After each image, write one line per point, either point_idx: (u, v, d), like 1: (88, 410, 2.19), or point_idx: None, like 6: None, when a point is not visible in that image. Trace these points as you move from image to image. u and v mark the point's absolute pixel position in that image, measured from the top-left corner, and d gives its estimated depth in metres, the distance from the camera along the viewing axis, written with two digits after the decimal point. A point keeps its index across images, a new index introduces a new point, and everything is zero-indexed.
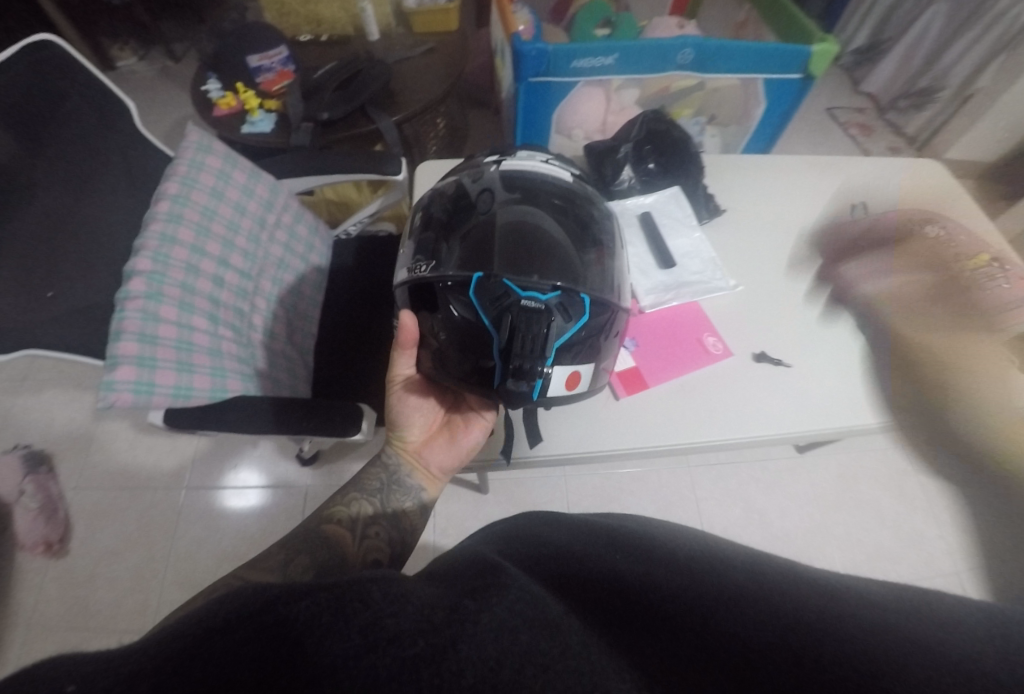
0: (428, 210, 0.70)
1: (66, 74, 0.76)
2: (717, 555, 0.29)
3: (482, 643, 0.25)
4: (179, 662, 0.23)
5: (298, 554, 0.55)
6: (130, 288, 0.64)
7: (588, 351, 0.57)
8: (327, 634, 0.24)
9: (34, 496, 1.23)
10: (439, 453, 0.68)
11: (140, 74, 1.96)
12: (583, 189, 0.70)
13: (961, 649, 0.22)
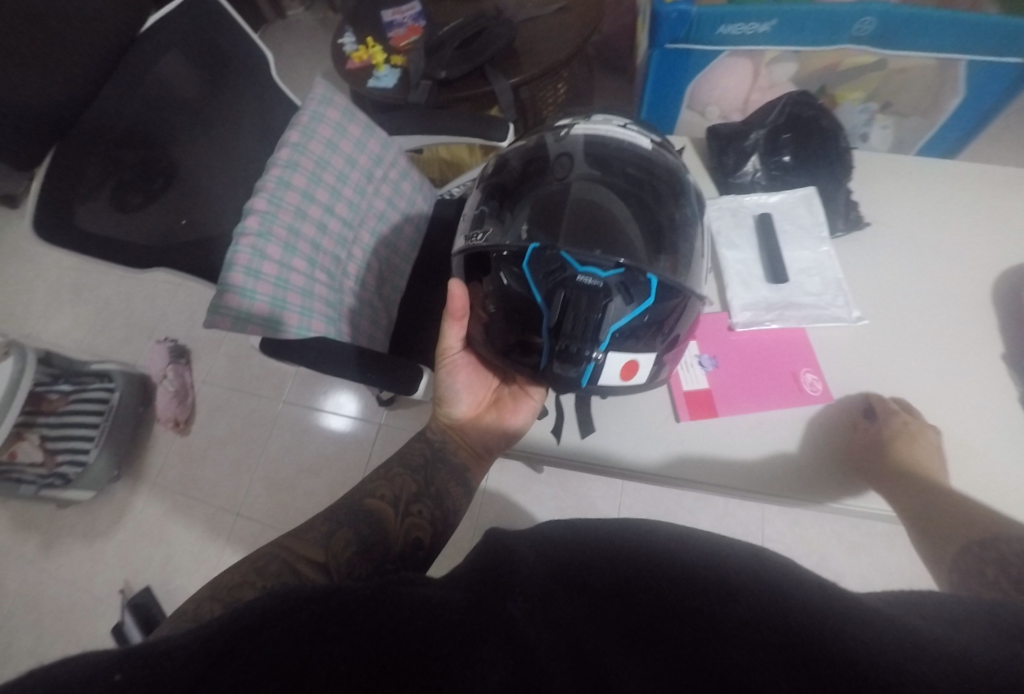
0: (495, 169, 0.67)
1: (223, 22, 0.84)
2: (735, 575, 0.29)
3: (512, 633, 0.29)
4: (219, 647, 0.25)
5: (340, 526, 0.52)
6: (246, 225, 0.71)
7: (648, 338, 0.53)
8: (370, 624, 0.28)
9: (173, 382, 1.47)
10: (486, 431, 0.67)
11: (304, 22, 2.11)
12: (665, 161, 0.64)
13: (947, 655, 0.25)
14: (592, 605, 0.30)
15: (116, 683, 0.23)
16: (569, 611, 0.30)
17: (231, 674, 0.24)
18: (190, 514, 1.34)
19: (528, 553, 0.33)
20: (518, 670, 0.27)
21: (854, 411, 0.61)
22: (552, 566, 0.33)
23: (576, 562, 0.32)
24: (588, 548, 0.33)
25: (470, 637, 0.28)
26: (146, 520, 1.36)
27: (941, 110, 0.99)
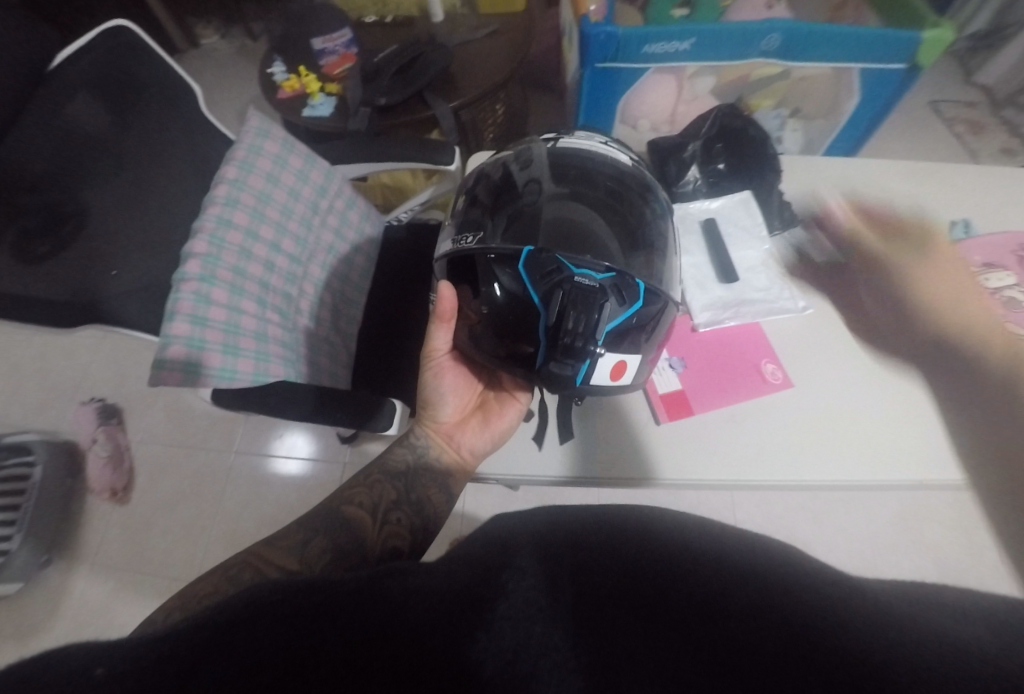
0: (472, 188, 0.68)
1: (141, 56, 0.79)
2: (729, 552, 0.27)
3: (501, 633, 0.26)
4: (208, 646, 0.24)
5: (316, 535, 0.52)
6: (186, 269, 0.66)
7: (635, 340, 0.54)
8: (359, 610, 0.27)
9: (105, 446, 1.34)
10: (472, 435, 0.66)
11: (220, 51, 2.03)
12: (639, 173, 0.67)
13: (962, 640, 0.22)
14: (585, 592, 0.28)
15: (98, 677, 0.23)
16: (566, 601, 0.28)
17: (214, 671, 0.24)
18: (138, 587, 1.22)
19: (525, 544, 0.31)
20: (506, 670, 0.25)
21: (814, 395, 0.64)
22: (549, 556, 0.30)
23: (575, 548, 0.30)
24: (594, 532, 0.30)
25: (458, 631, 0.26)
26: (86, 601, 1.22)
27: (841, 112, 1.09)
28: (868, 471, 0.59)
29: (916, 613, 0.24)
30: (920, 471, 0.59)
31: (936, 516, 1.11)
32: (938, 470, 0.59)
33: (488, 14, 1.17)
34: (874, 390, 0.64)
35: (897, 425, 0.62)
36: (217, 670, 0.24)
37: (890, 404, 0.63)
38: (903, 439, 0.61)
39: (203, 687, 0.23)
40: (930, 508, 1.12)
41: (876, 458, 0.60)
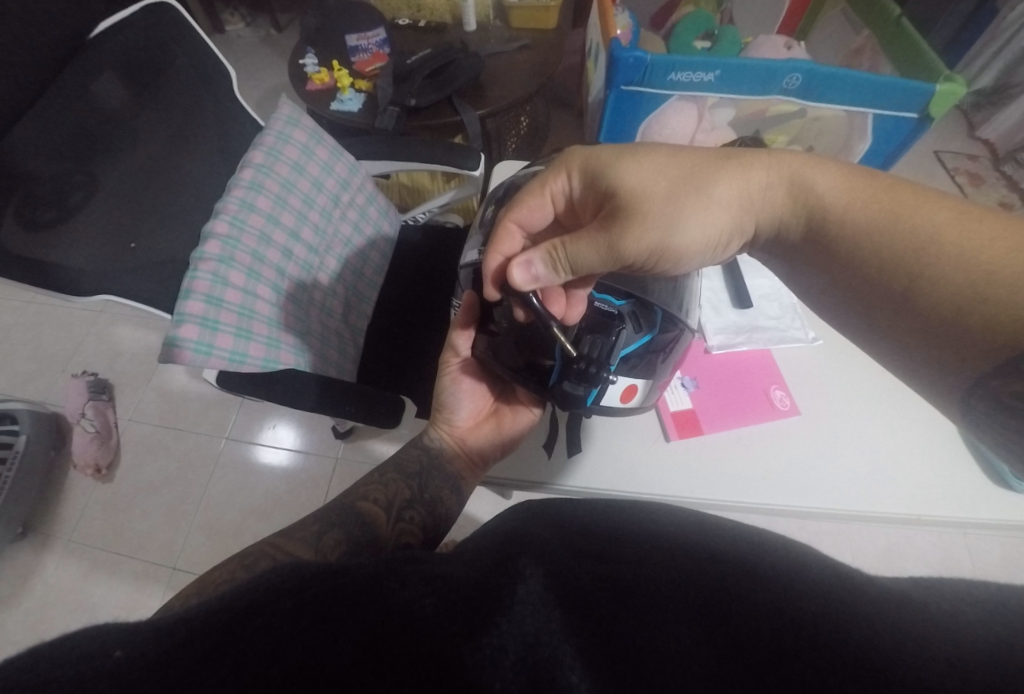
0: (502, 202, 0.75)
1: (179, 34, 0.80)
2: (731, 549, 0.25)
3: (520, 619, 0.25)
4: (216, 636, 0.22)
5: (332, 528, 0.53)
6: (205, 249, 0.66)
7: (646, 368, 0.60)
8: (369, 603, 0.25)
9: (93, 421, 1.31)
10: (484, 439, 0.70)
11: (244, 39, 2.04)
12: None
13: (977, 644, 0.20)
14: (603, 582, 0.26)
15: (117, 661, 0.21)
16: (583, 590, 0.26)
17: (237, 658, 0.22)
18: (112, 570, 1.19)
19: (545, 535, 0.29)
20: (526, 654, 0.25)
21: (818, 425, 0.66)
22: (566, 542, 0.28)
23: (589, 538, 0.28)
24: (603, 524, 0.29)
25: (473, 621, 0.25)
26: (58, 578, 1.19)
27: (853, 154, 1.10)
28: (869, 501, 0.60)
29: (927, 603, 0.22)
30: (919, 506, 0.60)
31: (919, 556, 1.12)
32: (933, 506, 0.60)
33: (520, 29, 1.20)
34: (878, 423, 0.66)
35: (899, 460, 0.63)
36: (234, 658, 0.22)
37: (893, 438, 0.64)
38: (904, 474, 0.62)
39: (226, 672, 0.22)
40: (914, 547, 1.13)
41: (875, 487, 0.61)
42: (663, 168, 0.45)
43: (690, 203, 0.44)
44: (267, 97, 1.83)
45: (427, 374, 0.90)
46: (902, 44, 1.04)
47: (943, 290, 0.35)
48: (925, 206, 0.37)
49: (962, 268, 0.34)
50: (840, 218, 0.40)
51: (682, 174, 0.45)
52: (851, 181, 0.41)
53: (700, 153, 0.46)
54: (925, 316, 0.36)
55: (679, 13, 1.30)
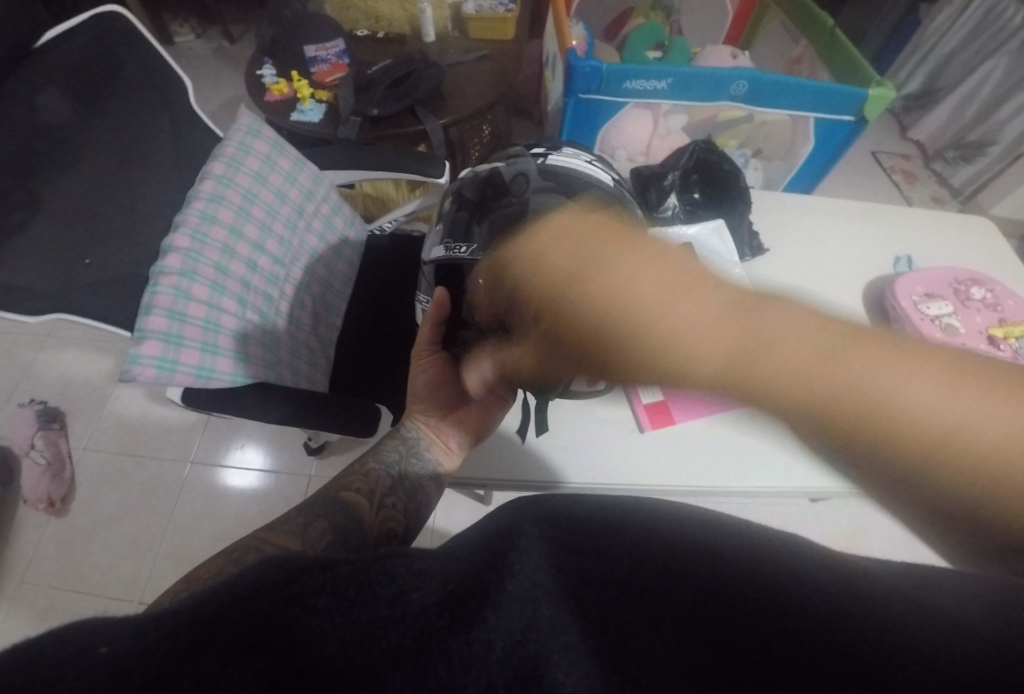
0: (460, 191, 0.77)
1: (129, 44, 0.78)
2: (728, 547, 0.25)
3: (508, 612, 0.23)
4: (204, 630, 0.22)
5: (316, 519, 0.53)
6: (165, 263, 0.64)
7: None
8: (360, 602, 0.23)
9: (44, 451, 1.24)
10: (461, 427, 0.67)
11: (195, 50, 1.99)
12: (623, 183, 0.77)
13: (954, 643, 0.21)
14: (597, 583, 0.25)
15: (103, 657, 0.21)
16: (574, 590, 0.25)
17: (221, 649, 0.22)
18: (71, 610, 1.12)
19: (527, 532, 0.27)
20: (513, 650, 0.23)
21: None
22: (555, 537, 0.27)
23: (585, 535, 0.27)
24: (610, 520, 0.28)
25: (456, 629, 0.23)
26: (11, 624, 1.11)
27: (797, 155, 1.17)
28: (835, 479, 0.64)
29: (925, 608, 0.22)
30: None
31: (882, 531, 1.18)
32: None
33: (478, 40, 1.23)
34: None
35: None
36: (224, 650, 0.21)
37: None
38: None
39: (212, 665, 0.21)
40: (879, 523, 1.19)
41: None
42: (594, 303, 0.37)
43: (623, 348, 0.35)
44: (221, 110, 1.79)
45: (404, 380, 0.90)
46: (835, 53, 1.12)
47: (910, 448, 0.29)
48: (896, 369, 0.30)
49: (932, 432, 0.29)
50: (808, 365, 0.32)
51: (608, 313, 0.36)
52: (816, 329, 0.33)
53: (636, 282, 0.36)
54: (886, 461, 0.30)
55: (629, 25, 1.36)
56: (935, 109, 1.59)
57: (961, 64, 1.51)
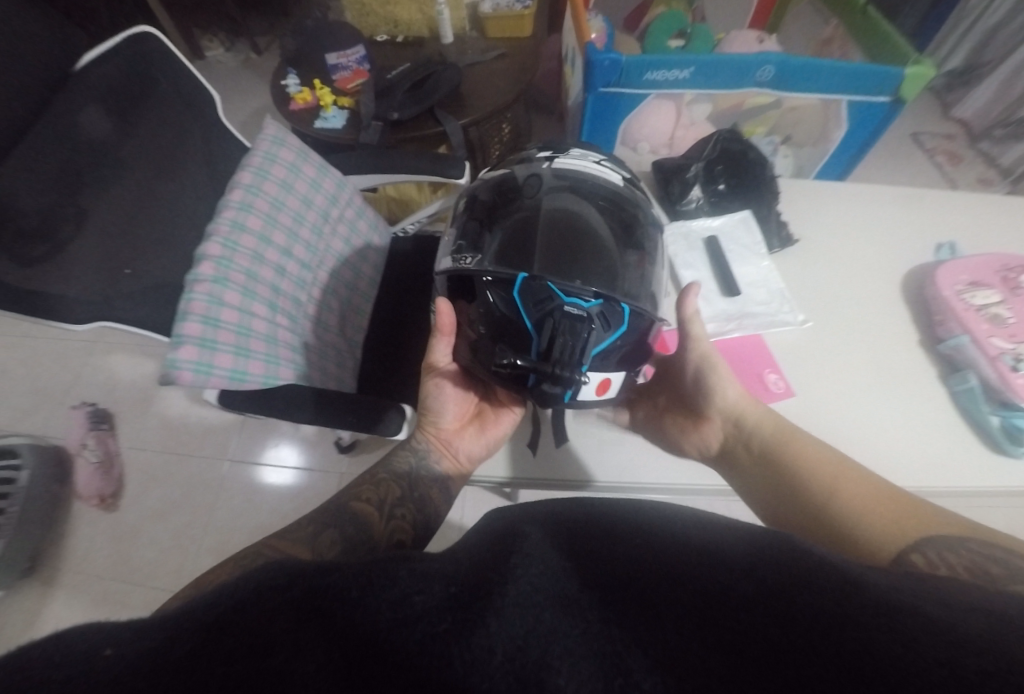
0: (472, 198, 0.74)
1: (163, 62, 0.82)
2: (732, 550, 0.27)
3: (509, 620, 0.24)
4: (209, 633, 0.23)
5: (327, 527, 0.54)
6: (199, 271, 0.66)
7: (615, 362, 0.57)
8: (362, 602, 0.24)
9: (94, 451, 1.31)
10: (470, 441, 0.69)
11: (225, 64, 2.06)
12: (636, 177, 0.75)
13: (952, 634, 0.22)
14: (596, 585, 0.26)
15: (107, 659, 0.22)
16: (572, 592, 0.26)
17: (227, 650, 0.22)
18: (122, 599, 1.18)
19: (532, 538, 0.29)
20: (514, 656, 0.23)
21: (813, 408, 0.66)
22: (558, 543, 0.29)
23: (587, 540, 0.29)
24: (622, 526, 0.29)
25: (456, 630, 0.24)
26: (68, 613, 1.19)
27: (829, 140, 1.12)
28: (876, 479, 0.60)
29: (925, 610, 0.24)
30: (928, 481, 0.60)
31: None
32: (941, 479, 0.61)
33: (496, 39, 1.22)
34: (878, 404, 0.66)
35: (905, 434, 0.64)
36: (227, 653, 0.22)
37: (897, 417, 0.65)
38: (908, 448, 0.63)
39: (215, 667, 0.22)
40: None
41: (877, 464, 0.61)
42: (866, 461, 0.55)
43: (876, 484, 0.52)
44: (250, 120, 1.85)
45: None
46: (869, 32, 1.07)
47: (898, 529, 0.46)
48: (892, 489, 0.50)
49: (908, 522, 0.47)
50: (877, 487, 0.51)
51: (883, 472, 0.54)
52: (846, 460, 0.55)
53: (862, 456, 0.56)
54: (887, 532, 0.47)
55: (650, 14, 1.34)
56: (981, 85, 1.50)
57: (1009, 36, 1.42)
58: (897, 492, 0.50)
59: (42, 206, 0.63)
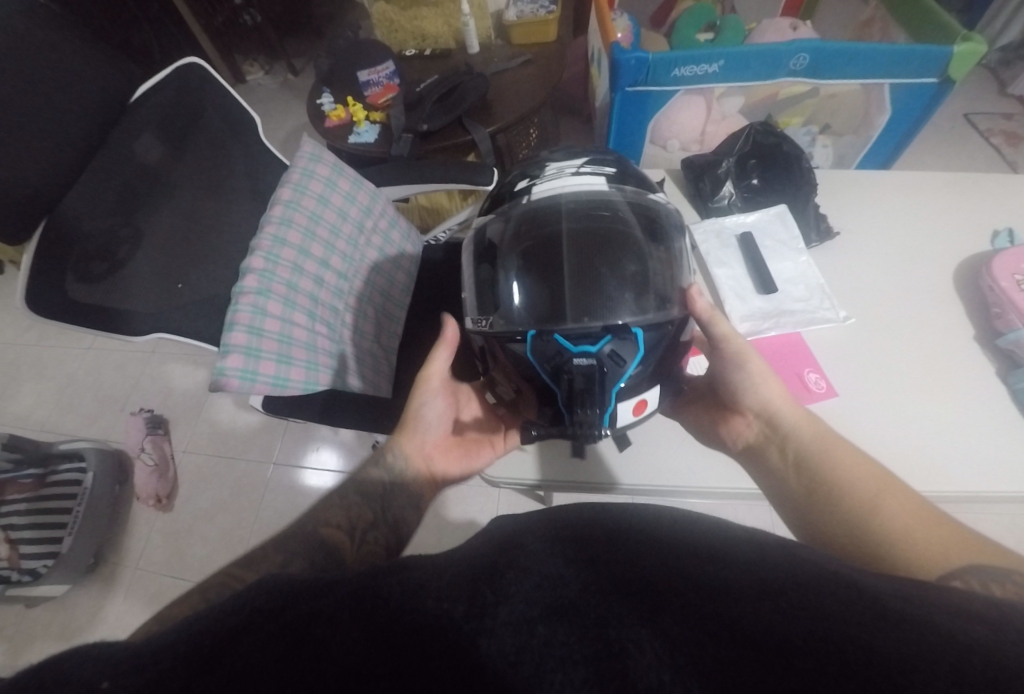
0: (475, 244, 0.70)
1: (210, 88, 0.86)
2: (721, 559, 0.28)
3: (501, 638, 0.26)
4: (202, 663, 0.23)
5: (292, 557, 0.48)
6: (244, 284, 0.70)
7: (646, 381, 0.55)
8: (368, 609, 0.26)
9: (151, 454, 1.40)
10: (448, 462, 0.69)
11: (265, 86, 2.16)
12: (624, 172, 0.71)
13: (942, 647, 0.22)
14: (601, 589, 0.27)
15: (103, 691, 0.22)
16: (575, 594, 0.27)
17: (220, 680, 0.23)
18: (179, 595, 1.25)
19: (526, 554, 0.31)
20: (506, 673, 0.24)
21: (855, 407, 0.63)
22: (560, 553, 0.30)
23: (585, 550, 0.30)
24: (621, 537, 0.30)
25: (448, 645, 0.25)
26: (131, 606, 1.27)
27: (872, 127, 1.08)
28: (930, 481, 0.57)
29: (929, 619, 0.24)
30: (987, 484, 0.57)
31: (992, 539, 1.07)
32: (1001, 481, 0.57)
33: (521, 45, 1.24)
34: (925, 400, 0.63)
35: (960, 434, 0.60)
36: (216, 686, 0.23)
37: (948, 416, 0.61)
38: (967, 451, 0.59)
39: None
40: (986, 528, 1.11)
41: (928, 467, 0.58)
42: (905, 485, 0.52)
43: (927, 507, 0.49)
44: (289, 138, 1.94)
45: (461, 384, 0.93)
46: (913, 11, 1.02)
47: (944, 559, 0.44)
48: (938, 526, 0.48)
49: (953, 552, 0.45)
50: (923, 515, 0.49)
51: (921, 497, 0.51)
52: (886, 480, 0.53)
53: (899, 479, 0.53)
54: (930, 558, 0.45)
55: (678, 10, 1.32)
56: None
57: None
58: (935, 517, 0.48)
59: (103, 229, 0.69)
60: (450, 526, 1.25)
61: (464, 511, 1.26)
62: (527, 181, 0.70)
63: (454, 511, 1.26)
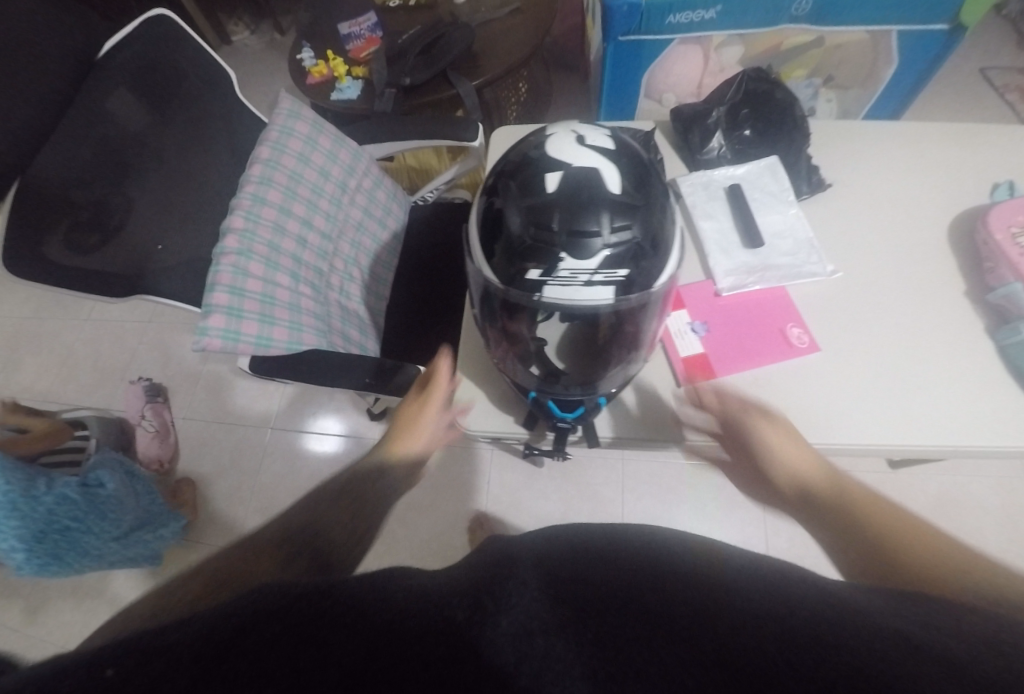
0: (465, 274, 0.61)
1: (180, 42, 0.84)
2: (729, 579, 0.27)
3: (501, 647, 0.26)
4: (204, 648, 0.24)
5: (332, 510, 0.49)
6: (225, 244, 0.69)
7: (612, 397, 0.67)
8: (356, 628, 0.26)
9: (152, 422, 1.40)
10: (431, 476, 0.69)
11: (250, 46, 2.09)
12: (644, 235, 0.52)
13: (942, 664, 0.22)
14: (585, 617, 0.28)
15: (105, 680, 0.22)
16: (569, 621, 0.28)
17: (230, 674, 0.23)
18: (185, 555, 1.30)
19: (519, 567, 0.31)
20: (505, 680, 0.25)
21: (835, 362, 0.63)
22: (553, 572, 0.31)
23: (577, 574, 0.30)
24: (620, 552, 0.30)
25: (446, 657, 0.26)
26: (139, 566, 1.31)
27: (877, 80, 1.04)
28: (902, 433, 0.58)
29: (924, 640, 0.23)
30: (962, 438, 0.57)
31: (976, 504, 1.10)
32: (974, 436, 0.57)
33: None
34: (905, 355, 0.62)
35: (943, 391, 0.59)
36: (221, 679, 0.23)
37: (929, 373, 0.61)
38: (946, 408, 0.59)
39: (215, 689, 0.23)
40: None
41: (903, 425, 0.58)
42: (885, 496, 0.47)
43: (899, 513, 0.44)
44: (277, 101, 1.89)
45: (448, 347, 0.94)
46: None
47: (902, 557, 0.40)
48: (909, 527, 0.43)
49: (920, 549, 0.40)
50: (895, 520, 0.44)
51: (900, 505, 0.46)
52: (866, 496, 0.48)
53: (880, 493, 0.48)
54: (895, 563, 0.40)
55: None
56: None
57: None
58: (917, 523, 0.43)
59: (94, 198, 0.69)
60: (445, 488, 1.29)
61: (459, 474, 1.30)
62: (522, 220, 0.52)
63: (449, 474, 1.30)
